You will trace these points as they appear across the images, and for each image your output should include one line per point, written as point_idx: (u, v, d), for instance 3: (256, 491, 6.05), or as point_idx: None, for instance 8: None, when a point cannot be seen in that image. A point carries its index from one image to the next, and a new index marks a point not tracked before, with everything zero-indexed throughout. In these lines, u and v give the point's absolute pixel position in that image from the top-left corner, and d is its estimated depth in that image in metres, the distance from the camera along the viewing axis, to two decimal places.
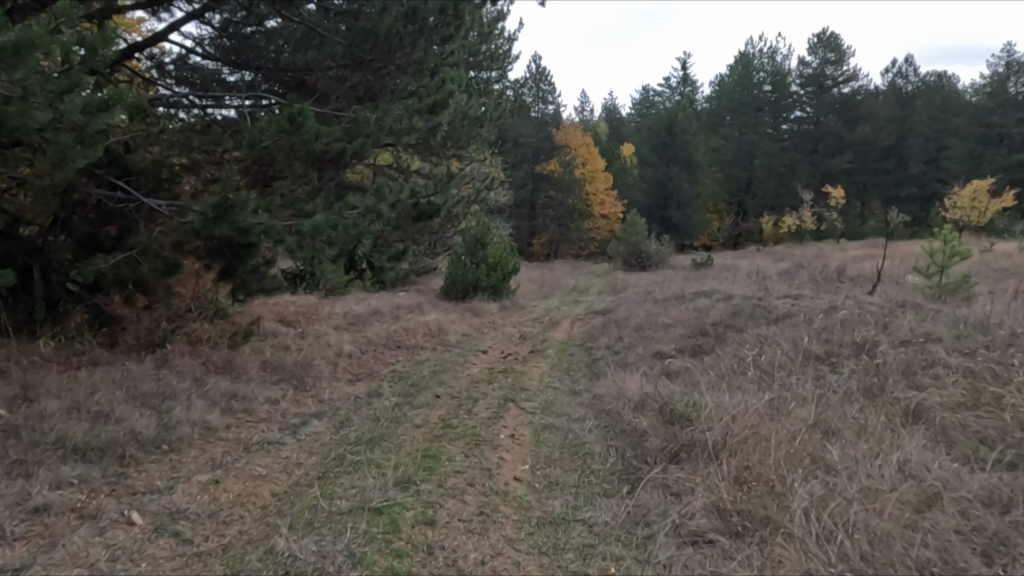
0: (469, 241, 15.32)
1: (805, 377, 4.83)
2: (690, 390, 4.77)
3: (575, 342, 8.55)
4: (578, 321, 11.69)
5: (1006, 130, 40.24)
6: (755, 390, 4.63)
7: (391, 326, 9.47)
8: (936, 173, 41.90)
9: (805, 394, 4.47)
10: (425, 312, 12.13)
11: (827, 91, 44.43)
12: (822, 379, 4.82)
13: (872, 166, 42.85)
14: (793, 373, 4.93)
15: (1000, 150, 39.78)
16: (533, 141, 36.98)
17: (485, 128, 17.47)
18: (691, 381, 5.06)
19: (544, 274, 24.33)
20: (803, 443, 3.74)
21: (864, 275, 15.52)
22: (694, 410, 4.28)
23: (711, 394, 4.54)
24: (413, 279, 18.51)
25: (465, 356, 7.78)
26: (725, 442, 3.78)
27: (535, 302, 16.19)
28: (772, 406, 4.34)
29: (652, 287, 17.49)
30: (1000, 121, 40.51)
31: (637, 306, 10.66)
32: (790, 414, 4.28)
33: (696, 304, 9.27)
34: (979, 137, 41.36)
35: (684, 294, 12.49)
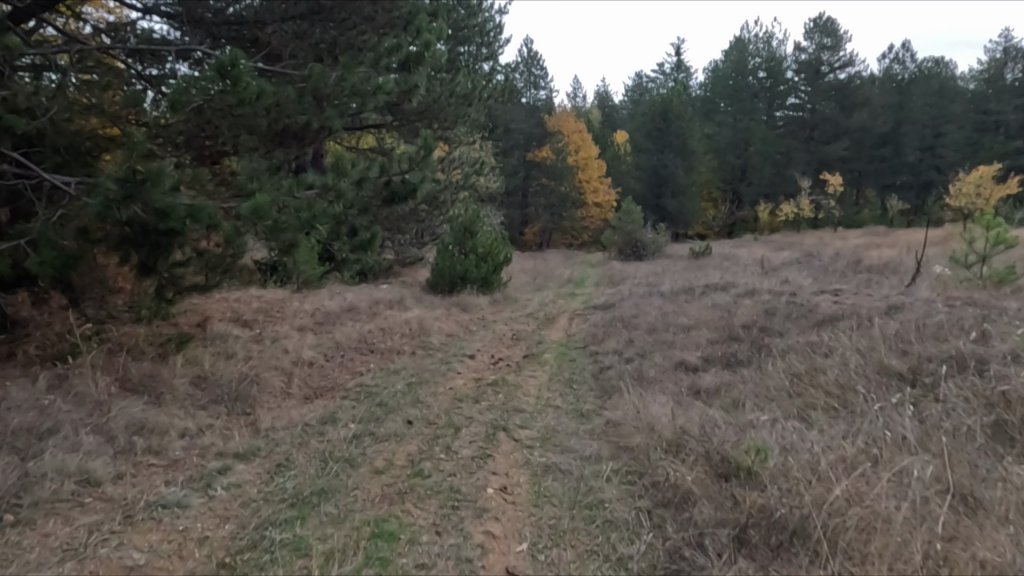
0: (456, 229, 14.13)
1: (888, 406, 3.72)
2: (735, 422, 3.66)
3: (575, 344, 7.44)
4: (576, 317, 10.58)
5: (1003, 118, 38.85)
6: (831, 430, 3.52)
7: (365, 325, 8.33)
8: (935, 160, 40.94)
9: (902, 440, 3.36)
10: (407, 307, 10.99)
11: (821, 77, 42.68)
12: (912, 409, 3.71)
13: (869, 153, 41.94)
14: (868, 399, 3.82)
15: (1000, 137, 38.78)
16: (524, 127, 35.62)
17: (473, 108, 16.25)
18: (732, 408, 3.95)
19: (537, 264, 23.20)
20: (950, 540, 2.61)
21: (880, 265, 14.40)
22: (756, 459, 3.15)
23: (769, 433, 3.43)
24: (397, 271, 17.33)
25: (448, 363, 6.66)
26: (840, 540, 2.65)
27: (528, 294, 15.05)
28: (861, 457, 3.22)
29: (653, 279, 16.39)
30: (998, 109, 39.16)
31: (643, 301, 9.54)
32: (880, 461, 3.18)
33: (713, 300, 8.16)
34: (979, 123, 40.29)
35: (693, 287, 11.37)
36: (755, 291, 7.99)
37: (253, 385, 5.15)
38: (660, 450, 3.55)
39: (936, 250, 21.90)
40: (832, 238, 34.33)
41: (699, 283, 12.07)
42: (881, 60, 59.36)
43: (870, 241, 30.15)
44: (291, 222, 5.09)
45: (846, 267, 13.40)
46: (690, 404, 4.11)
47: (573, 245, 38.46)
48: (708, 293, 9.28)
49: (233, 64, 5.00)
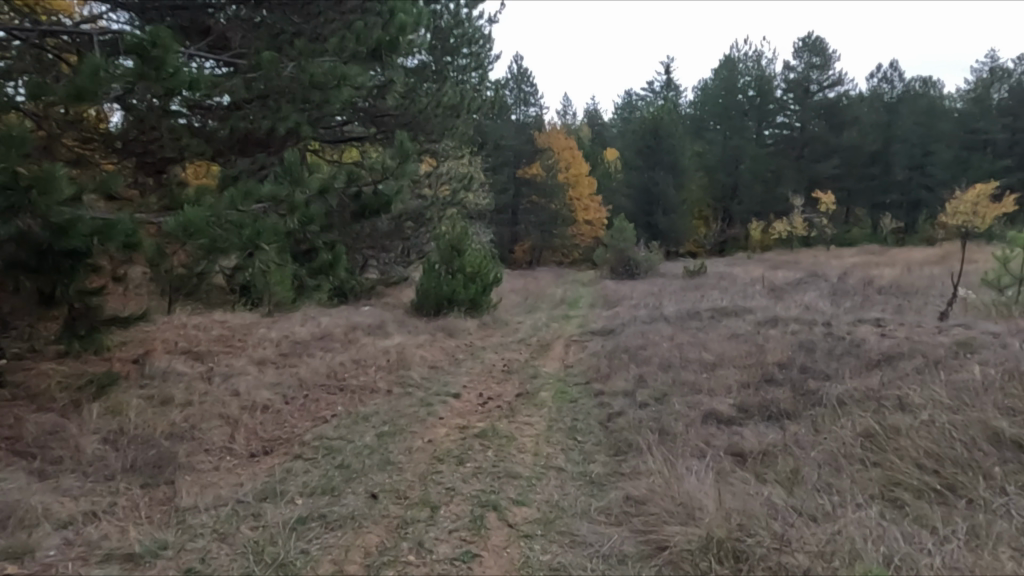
0: (442, 247, 13.23)
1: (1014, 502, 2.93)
2: (814, 529, 2.77)
3: (574, 381, 6.50)
4: (571, 344, 9.67)
5: (991, 137, 37.98)
6: (955, 542, 2.70)
7: (336, 356, 7.37)
8: (923, 179, 40.60)
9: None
10: (386, 333, 10.02)
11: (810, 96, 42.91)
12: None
13: (859, 172, 41.65)
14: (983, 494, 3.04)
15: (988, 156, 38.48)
16: (515, 144, 34.95)
17: (461, 119, 15.49)
18: (799, 496, 3.07)
19: (528, 283, 22.34)
20: None
21: (890, 287, 13.61)
22: None
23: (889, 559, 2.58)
24: (381, 291, 16.40)
25: (428, 405, 5.71)
26: None
27: (519, 317, 14.12)
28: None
29: (650, 300, 15.55)
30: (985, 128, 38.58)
31: (648, 327, 8.64)
32: None
33: (728, 328, 7.27)
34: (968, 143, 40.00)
35: (697, 310, 10.50)
36: (777, 319, 7.11)
37: (187, 443, 4.19)
38: (710, 558, 2.65)
39: (939, 269, 21.15)
40: (827, 257, 33.72)
41: (704, 306, 11.21)
42: (869, 79, 59.45)
43: (866, 260, 29.50)
44: (232, 241, 4.16)
45: (856, 288, 12.59)
46: (737, 482, 3.21)
47: (563, 263, 37.59)
48: (720, 319, 8.39)
49: (154, 43, 3.95)
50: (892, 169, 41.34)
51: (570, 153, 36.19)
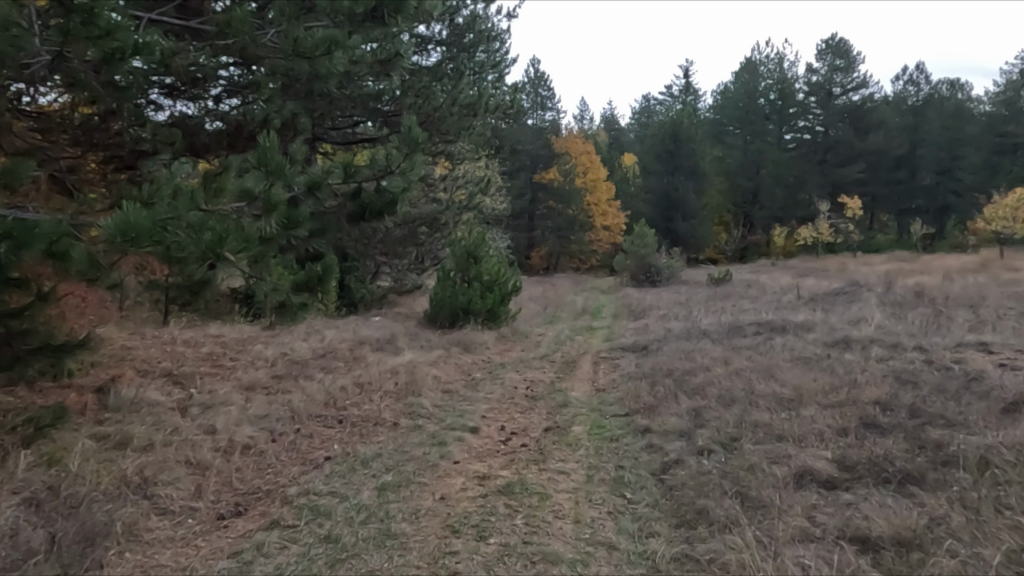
0: (459, 254, 12.37)
1: None
2: None
3: (612, 411, 5.60)
4: (601, 363, 8.72)
5: None
6: None
7: (337, 378, 6.52)
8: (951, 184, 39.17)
9: None
10: (396, 349, 9.16)
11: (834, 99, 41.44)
12: None
13: (884, 176, 40.32)
14: None
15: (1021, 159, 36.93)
16: (531, 148, 34.10)
17: (477, 119, 14.70)
18: None
19: (547, 291, 21.40)
20: None
21: (942, 298, 12.48)
22: None
23: None
24: (393, 300, 15.59)
25: (440, 443, 4.81)
26: None
27: (539, 329, 13.17)
28: None
29: (678, 311, 14.55)
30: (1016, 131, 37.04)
31: (690, 347, 7.70)
32: None
33: (788, 350, 6.30)
34: (999, 147, 38.48)
35: (738, 324, 9.51)
36: (846, 339, 6.13)
37: (140, 503, 3.38)
38: None
39: (987, 278, 19.73)
40: (853, 263, 32.42)
41: (745, 320, 10.21)
42: (899, 81, 57.76)
43: (895, 268, 28.21)
44: (189, 248, 3.46)
45: (913, 300, 11.43)
46: None
47: (581, 269, 36.62)
48: (771, 338, 7.42)
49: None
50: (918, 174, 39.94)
51: (587, 158, 34.85)
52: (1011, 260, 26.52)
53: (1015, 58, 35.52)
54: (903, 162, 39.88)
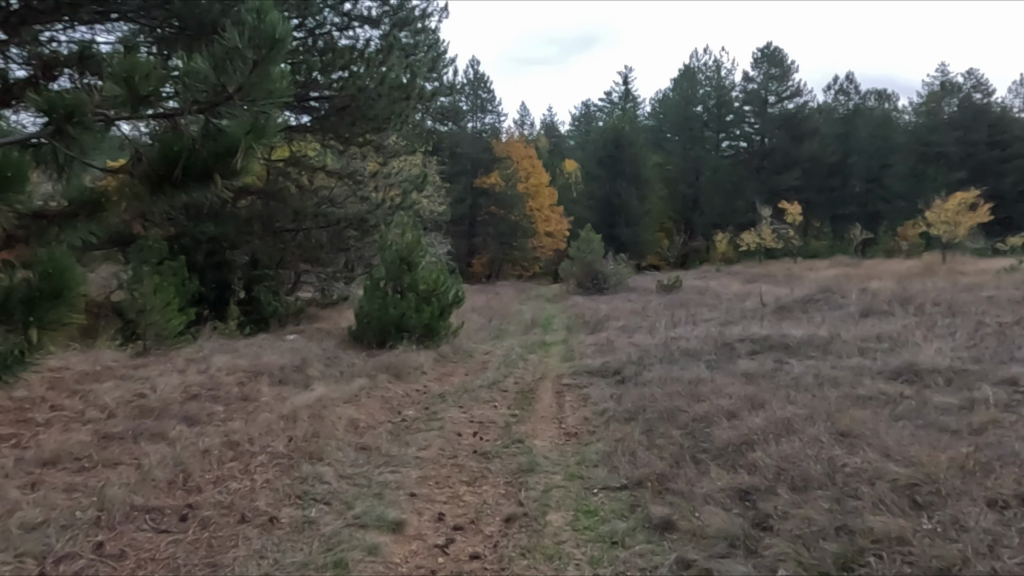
0: (389, 260, 10.50)
1: None
2: None
3: (601, 480, 3.89)
4: (567, 391, 7.00)
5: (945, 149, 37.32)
6: None
7: (207, 436, 4.54)
8: (880, 191, 39.72)
9: None
10: (308, 381, 7.18)
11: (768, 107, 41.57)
12: None
13: (820, 183, 40.61)
14: None
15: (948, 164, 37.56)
16: (470, 151, 32.25)
17: (410, 107, 12.91)
18: None
19: (489, 300, 19.58)
20: None
21: (922, 304, 11.38)
22: None
23: None
24: (314, 314, 13.56)
25: (338, 565, 2.94)
26: None
27: (485, 345, 11.43)
28: None
29: (636, 323, 13.06)
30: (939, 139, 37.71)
31: (682, 375, 6.08)
32: None
33: (829, 387, 4.74)
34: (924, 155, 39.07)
35: (717, 342, 8.01)
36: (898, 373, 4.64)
37: None
38: None
39: (943, 282, 19.10)
40: (798, 269, 32.03)
41: (726, 335, 8.72)
42: (829, 91, 58.86)
43: (841, 272, 27.65)
44: None
45: (902, 308, 10.23)
46: None
47: (524, 276, 34.89)
48: (778, 362, 5.90)
49: None
50: (850, 181, 40.41)
51: (529, 162, 33.46)
52: (953, 264, 26.32)
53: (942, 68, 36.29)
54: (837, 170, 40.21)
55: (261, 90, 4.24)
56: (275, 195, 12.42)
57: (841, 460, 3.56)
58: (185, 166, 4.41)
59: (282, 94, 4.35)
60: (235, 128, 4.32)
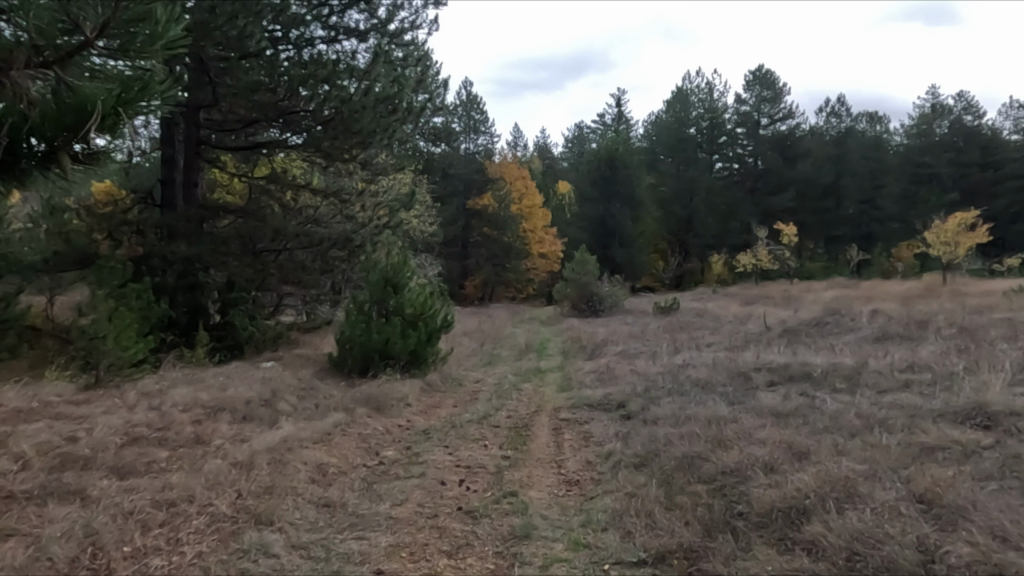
0: (374, 281, 9.79)
1: None
2: None
3: (617, 556, 3.15)
4: (567, 429, 6.22)
5: (936, 171, 37.26)
6: None
7: (137, 495, 3.78)
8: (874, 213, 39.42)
9: None
10: (277, 419, 6.39)
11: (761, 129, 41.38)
12: None
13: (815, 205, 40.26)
14: None
15: (941, 185, 37.34)
16: (461, 171, 31.67)
17: (398, 121, 12.27)
18: None
19: (482, 324, 18.82)
20: None
21: (941, 327, 10.68)
22: None
23: None
24: (294, 340, 12.79)
25: None
26: None
27: (477, 373, 10.70)
28: None
29: (636, 349, 12.36)
30: (932, 161, 37.62)
31: (703, 415, 5.31)
32: None
33: (880, 441, 4.11)
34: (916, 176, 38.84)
35: (731, 372, 7.27)
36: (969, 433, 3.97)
37: None
38: None
39: (952, 303, 18.41)
40: (796, 290, 31.41)
41: (739, 363, 7.98)
42: (821, 113, 58.87)
43: (839, 294, 27.06)
44: None
45: (925, 335, 9.48)
46: None
47: (517, 298, 34.17)
48: (808, 401, 5.19)
49: None
50: (845, 202, 40.13)
51: (522, 183, 33.01)
52: (954, 285, 25.78)
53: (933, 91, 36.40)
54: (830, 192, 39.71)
55: (136, 30, 3.87)
56: (254, 214, 11.86)
57: (933, 542, 2.88)
58: (23, 143, 4.45)
59: (168, 37, 3.99)
60: (96, 90, 4.16)
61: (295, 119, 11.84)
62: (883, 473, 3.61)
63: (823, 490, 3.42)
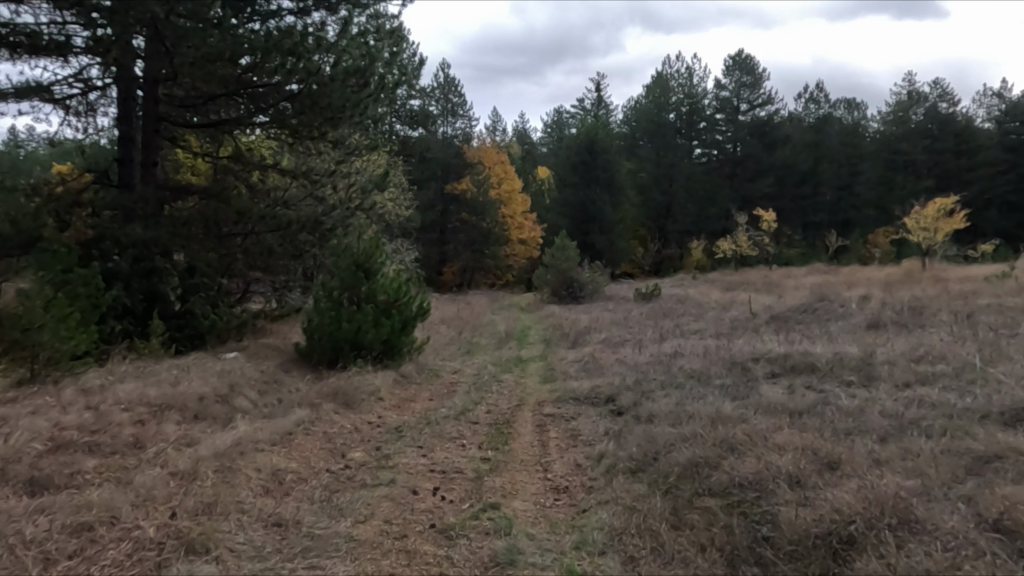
0: (345, 266, 9.19)
1: None
2: None
3: None
4: (553, 426, 5.70)
5: (911, 158, 37.41)
6: None
7: (45, 517, 3.22)
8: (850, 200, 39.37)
9: None
10: (234, 417, 5.81)
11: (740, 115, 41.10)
12: None
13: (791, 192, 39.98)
14: None
15: (917, 173, 37.51)
16: (438, 154, 30.84)
17: (370, 96, 11.55)
18: None
19: (460, 311, 18.21)
20: None
21: (932, 314, 10.35)
22: None
23: None
24: (260, 329, 12.10)
25: None
26: None
27: (455, 364, 10.17)
28: None
29: (618, 336, 11.89)
30: (908, 148, 37.77)
31: (704, 412, 4.83)
32: None
33: (917, 459, 3.72)
34: (892, 164, 38.96)
35: (724, 362, 6.78)
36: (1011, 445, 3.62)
37: None
38: None
39: (935, 289, 18.21)
40: (777, 276, 31.22)
41: (733, 353, 7.54)
42: (800, 100, 58.86)
43: (819, 280, 26.94)
44: None
45: (922, 322, 9.13)
46: None
47: (496, 285, 33.58)
48: (816, 401, 4.75)
49: None
50: (822, 189, 40.12)
51: (501, 168, 32.33)
52: (934, 271, 25.72)
53: (910, 78, 36.52)
54: (808, 178, 39.71)
55: None
56: (218, 195, 11.10)
57: None
58: None
59: None
60: None
61: (259, 93, 11.07)
62: (932, 491, 3.33)
63: (874, 517, 3.06)
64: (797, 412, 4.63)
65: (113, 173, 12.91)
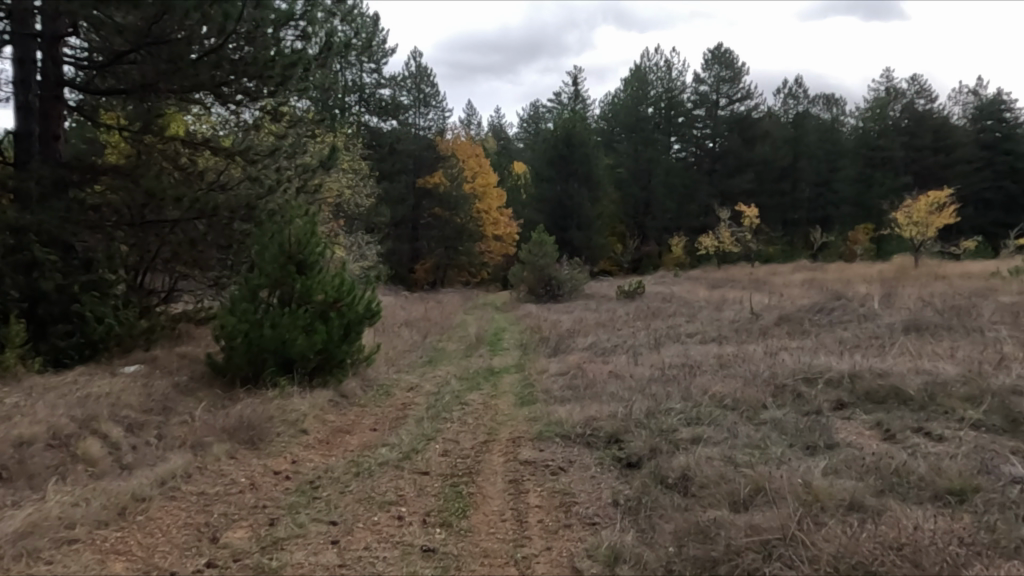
0: (271, 258, 7.28)
1: None
2: None
3: None
4: (533, 486, 3.90)
5: (891, 153, 36.47)
6: None
7: None
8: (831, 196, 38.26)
9: None
10: (59, 483, 3.94)
11: (719, 110, 39.74)
12: None
13: (769, 188, 38.07)
14: None
15: (900, 167, 36.53)
16: (406, 145, 28.77)
17: (314, 57, 9.45)
18: None
19: (428, 311, 16.34)
20: None
21: (975, 314, 8.74)
22: None
23: None
24: (180, 332, 10.14)
25: None
26: None
27: (409, 376, 8.35)
28: None
29: (606, 341, 10.12)
30: (886, 144, 36.81)
31: (786, 490, 3.07)
32: None
33: None
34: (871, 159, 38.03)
35: (757, 384, 5.08)
36: None
37: None
38: None
39: (943, 285, 16.70)
40: (764, 274, 29.81)
41: (768, 366, 5.78)
42: (780, 95, 57.76)
43: (807, 277, 25.55)
44: None
45: (977, 327, 7.49)
46: None
47: (471, 283, 31.67)
48: (947, 472, 3.19)
49: None
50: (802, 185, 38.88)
51: (476, 161, 30.49)
52: (929, 268, 24.39)
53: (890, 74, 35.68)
54: (787, 174, 38.65)
55: None
56: (125, 172, 8.94)
57: None
58: None
59: None
60: None
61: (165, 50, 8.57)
62: None
63: None
64: (946, 492, 3.06)
65: (7, 151, 10.56)
